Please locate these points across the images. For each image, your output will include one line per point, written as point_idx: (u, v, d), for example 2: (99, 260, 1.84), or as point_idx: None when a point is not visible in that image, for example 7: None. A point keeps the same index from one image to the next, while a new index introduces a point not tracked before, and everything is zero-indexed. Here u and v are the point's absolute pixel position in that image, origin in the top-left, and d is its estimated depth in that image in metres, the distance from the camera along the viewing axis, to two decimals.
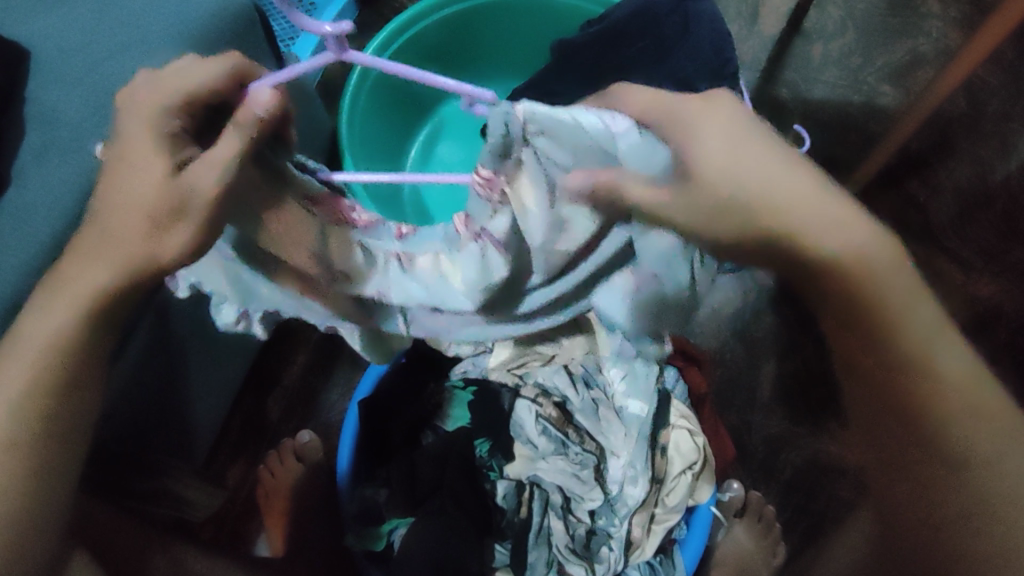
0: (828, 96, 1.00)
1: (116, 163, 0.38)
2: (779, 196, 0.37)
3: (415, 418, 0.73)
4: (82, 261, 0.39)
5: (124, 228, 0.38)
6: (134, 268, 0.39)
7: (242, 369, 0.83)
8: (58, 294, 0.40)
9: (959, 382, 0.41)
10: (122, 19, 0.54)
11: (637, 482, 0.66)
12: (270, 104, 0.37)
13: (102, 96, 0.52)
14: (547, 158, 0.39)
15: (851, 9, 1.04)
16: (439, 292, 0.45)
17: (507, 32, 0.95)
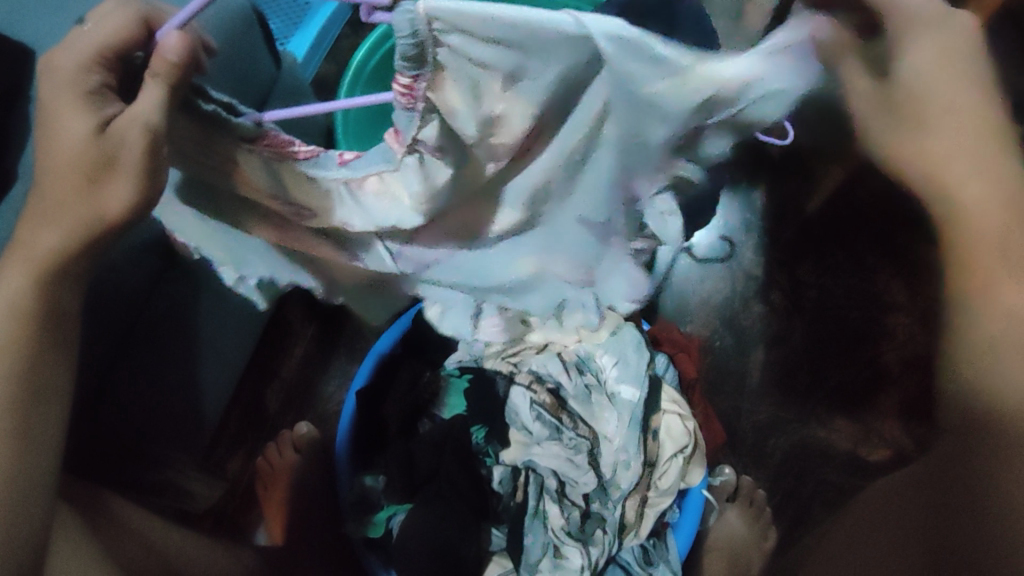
0: None
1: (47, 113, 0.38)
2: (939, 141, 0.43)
3: (411, 407, 0.74)
4: (37, 224, 0.41)
5: (72, 188, 0.39)
6: (85, 228, 0.41)
7: (240, 361, 0.84)
8: (12, 258, 0.42)
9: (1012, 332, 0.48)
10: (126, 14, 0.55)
11: (629, 466, 0.66)
12: (179, 48, 0.36)
13: None
14: (469, 57, 0.33)
15: None
16: (394, 212, 0.43)
17: None
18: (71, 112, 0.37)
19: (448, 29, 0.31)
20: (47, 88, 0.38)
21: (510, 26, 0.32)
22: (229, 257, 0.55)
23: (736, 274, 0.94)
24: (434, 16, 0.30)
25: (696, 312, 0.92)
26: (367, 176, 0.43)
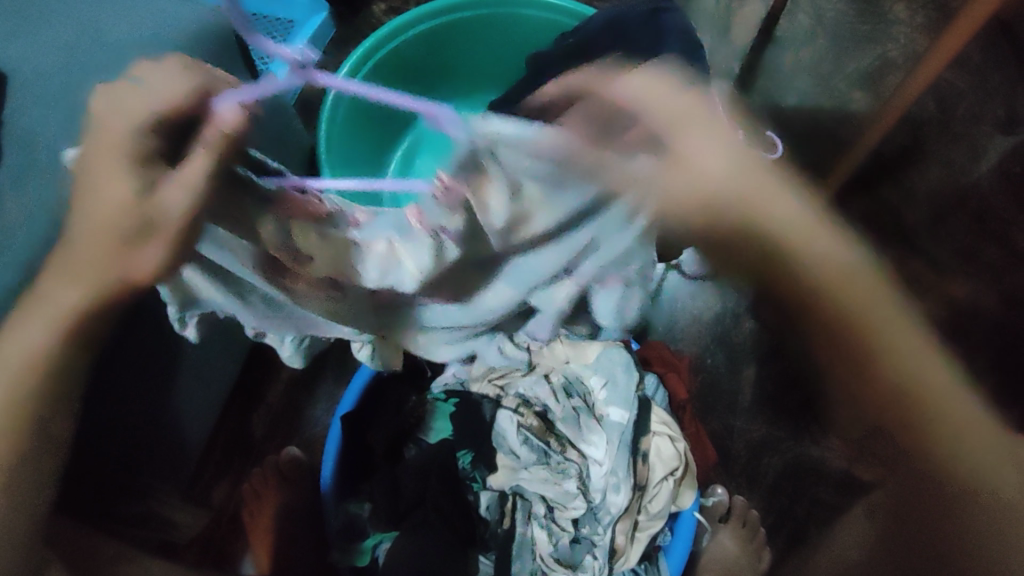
0: (801, 104, 1.03)
1: (78, 170, 0.35)
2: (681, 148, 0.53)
3: (397, 432, 0.74)
4: (57, 279, 0.39)
5: (100, 248, 0.36)
6: (105, 288, 0.38)
7: (224, 387, 0.82)
8: (31, 314, 0.40)
9: None
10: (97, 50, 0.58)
11: (619, 490, 0.64)
12: (235, 123, 0.36)
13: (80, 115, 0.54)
14: (514, 157, 0.39)
15: (820, 17, 1.08)
16: (393, 275, 0.40)
17: (481, 47, 0.99)
18: (101, 170, 0.34)
19: (503, 151, 0.39)
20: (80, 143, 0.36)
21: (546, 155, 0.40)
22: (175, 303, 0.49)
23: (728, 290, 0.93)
24: (495, 144, 0.39)
25: (687, 330, 0.92)
26: (375, 241, 0.40)
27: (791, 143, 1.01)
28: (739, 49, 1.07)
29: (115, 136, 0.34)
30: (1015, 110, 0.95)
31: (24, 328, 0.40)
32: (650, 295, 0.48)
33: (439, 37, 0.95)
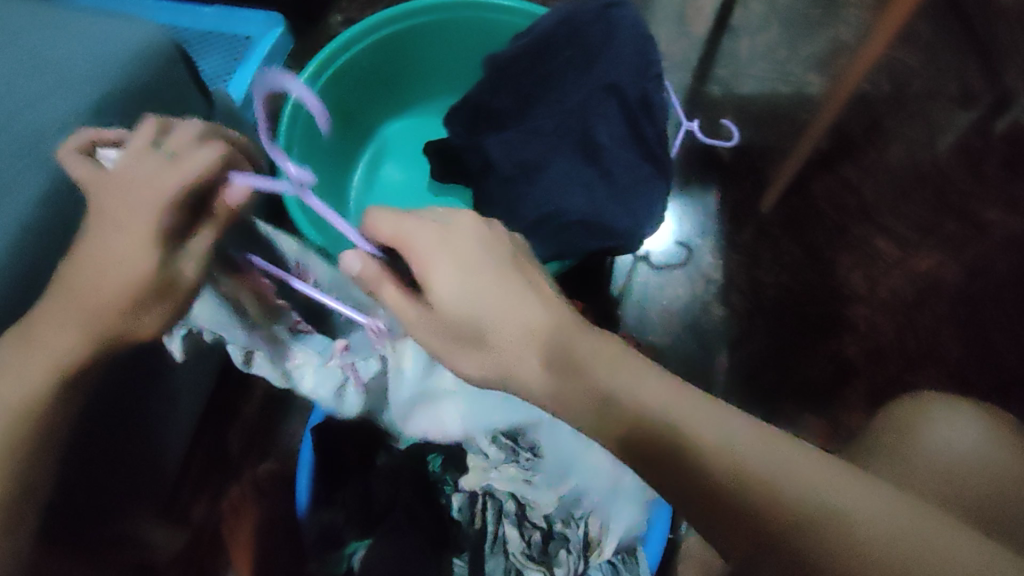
0: (758, 90, 1.04)
1: (103, 224, 0.47)
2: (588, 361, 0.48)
3: (367, 440, 0.74)
4: (58, 325, 0.47)
5: (112, 299, 0.47)
6: (108, 334, 0.48)
7: (195, 407, 0.82)
8: (30, 354, 0.47)
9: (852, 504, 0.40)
10: (47, 68, 0.58)
11: (589, 481, 0.67)
12: (241, 199, 0.51)
13: (28, 135, 0.54)
14: None
15: (773, 4, 1.08)
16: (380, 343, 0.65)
17: (438, 53, 1.00)
18: (133, 241, 0.47)
19: None
20: (112, 204, 0.47)
21: None
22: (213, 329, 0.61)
23: (695, 278, 0.93)
24: None
25: (657, 318, 0.91)
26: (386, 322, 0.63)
27: (751, 129, 1.02)
28: (695, 39, 1.08)
29: (138, 215, 0.47)
30: (967, 85, 0.99)
31: (61, 336, 0.47)
32: (724, 471, 0.42)
33: (395, 46, 0.95)
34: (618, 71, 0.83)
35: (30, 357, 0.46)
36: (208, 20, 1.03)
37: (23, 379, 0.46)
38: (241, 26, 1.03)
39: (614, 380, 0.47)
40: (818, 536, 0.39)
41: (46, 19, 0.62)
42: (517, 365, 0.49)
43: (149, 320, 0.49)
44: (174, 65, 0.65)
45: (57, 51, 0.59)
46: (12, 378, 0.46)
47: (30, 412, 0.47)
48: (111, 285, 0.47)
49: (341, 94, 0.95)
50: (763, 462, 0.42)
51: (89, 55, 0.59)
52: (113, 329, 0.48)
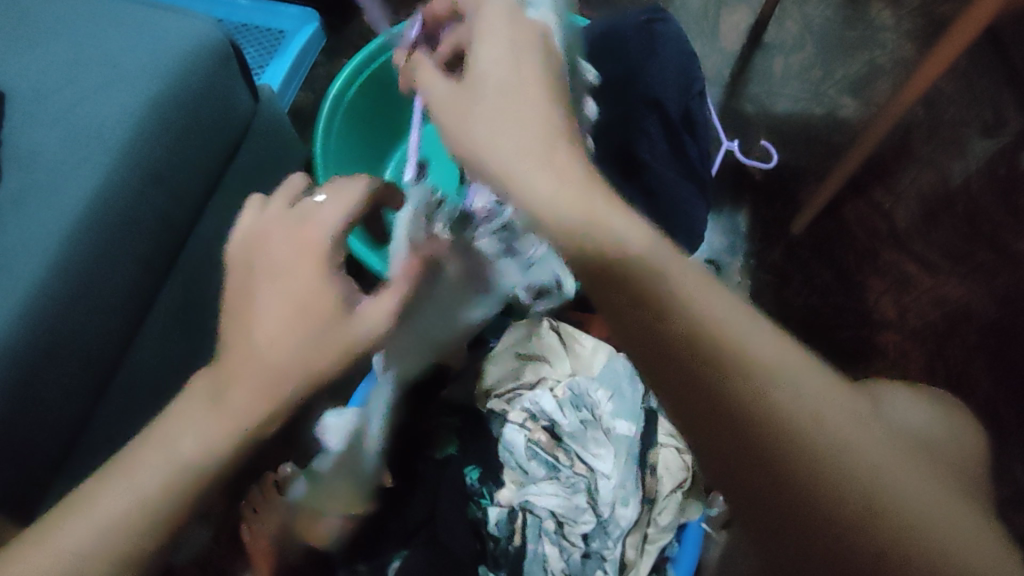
0: (792, 111, 1.04)
1: (284, 275, 0.45)
2: (575, 216, 0.44)
3: (404, 451, 0.72)
4: (239, 383, 0.44)
5: (303, 354, 0.44)
6: (284, 391, 0.44)
7: None
8: (212, 405, 0.44)
9: (837, 421, 0.39)
10: (103, 69, 0.62)
11: (628, 502, 0.65)
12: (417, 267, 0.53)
13: (78, 135, 0.60)
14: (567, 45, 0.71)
15: (808, 24, 1.09)
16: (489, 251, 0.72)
17: None
18: (309, 288, 0.45)
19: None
20: (290, 256, 0.46)
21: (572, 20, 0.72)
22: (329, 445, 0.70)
23: None
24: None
25: None
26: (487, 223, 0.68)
27: (783, 148, 1.01)
28: (729, 56, 1.08)
29: (309, 257, 0.45)
30: (1001, 113, 1.00)
31: (237, 396, 0.44)
32: (712, 327, 0.40)
33: None
34: (661, 87, 0.82)
35: (211, 417, 0.44)
36: (243, 12, 1.03)
37: (213, 434, 0.43)
38: (276, 20, 1.02)
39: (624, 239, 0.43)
40: (808, 444, 0.38)
41: (108, 8, 0.66)
42: (517, 156, 0.46)
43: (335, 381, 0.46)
44: (228, 65, 0.69)
45: (115, 45, 0.64)
46: (185, 430, 0.44)
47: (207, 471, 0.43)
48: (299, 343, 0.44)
49: (375, 95, 0.94)
50: (823, 421, 0.39)
51: (147, 48, 0.63)
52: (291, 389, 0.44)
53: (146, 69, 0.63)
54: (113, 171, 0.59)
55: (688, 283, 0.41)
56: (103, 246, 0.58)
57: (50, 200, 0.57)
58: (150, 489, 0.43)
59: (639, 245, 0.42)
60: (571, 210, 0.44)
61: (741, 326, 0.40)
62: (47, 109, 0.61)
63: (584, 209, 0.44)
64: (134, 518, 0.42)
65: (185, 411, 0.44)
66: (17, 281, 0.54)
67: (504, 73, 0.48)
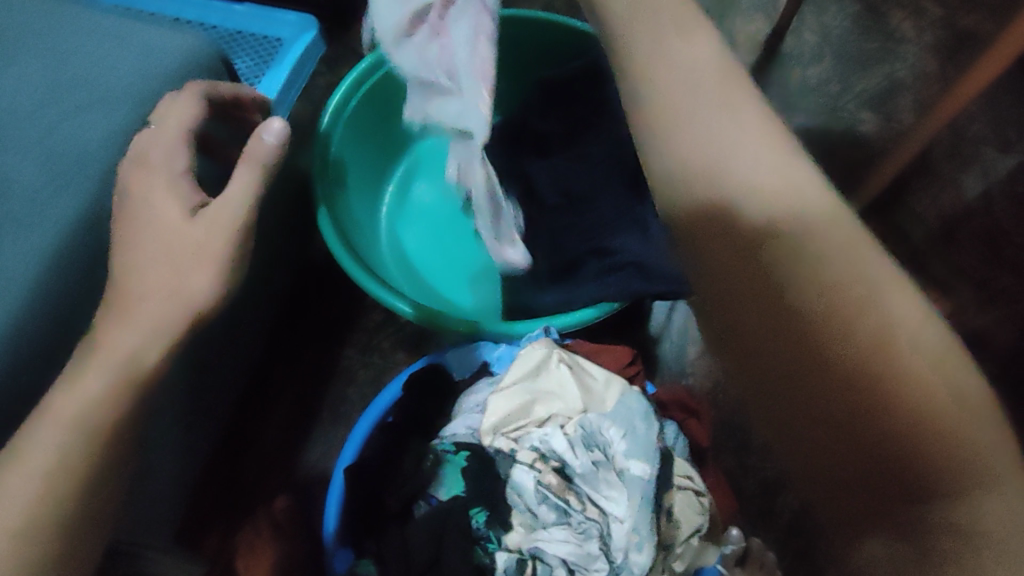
0: (808, 126, 1.01)
1: (139, 192, 0.53)
2: (705, 150, 0.44)
3: (405, 488, 0.70)
4: (117, 326, 0.49)
5: (170, 254, 0.51)
6: (166, 320, 0.50)
7: (213, 433, 0.79)
8: (88, 361, 0.49)
9: (889, 292, 0.35)
10: (87, 87, 0.60)
11: (642, 548, 0.60)
12: (278, 131, 0.58)
13: (60, 158, 0.57)
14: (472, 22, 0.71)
15: (826, 34, 1.06)
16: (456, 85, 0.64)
17: None
18: (158, 197, 0.53)
19: None
20: (139, 180, 0.54)
21: None
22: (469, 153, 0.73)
23: None
24: None
25: None
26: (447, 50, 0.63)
27: None
28: None
29: (157, 178, 0.54)
30: None
31: (114, 335, 0.49)
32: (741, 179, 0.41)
33: None
34: None
35: (88, 362, 0.49)
36: (237, 18, 0.99)
37: (96, 368, 0.48)
38: (271, 27, 0.98)
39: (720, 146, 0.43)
40: (814, 283, 0.37)
41: (93, 22, 0.64)
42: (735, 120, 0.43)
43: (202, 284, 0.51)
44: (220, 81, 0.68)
45: (100, 64, 0.61)
46: (67, 395, 0.48)
47: (91, 414, 0.48)
48: (168, 259, 0.51)
49: (376, 113, 0.91)
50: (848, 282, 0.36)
51: (139, 65, 0.61)
52: (167, 309, 0.50)
53: (139, 85, 0.60)
54: (100, 197, 0.56)
55: (712, 143, 0.43)
56: (90, 272, 0.55)
57: (34, 223, 0.54)
58: (42, 461, 0.47)
59: (745, 171, 0.41)
60: (746, 166, 0.42)
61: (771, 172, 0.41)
62: (25, 132, 0.57)
63: (735, 150, 0.42)
64: (33, 490, 0.46)
65: (72, 378, 0.48)
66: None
67: (674, 54, 0.47)
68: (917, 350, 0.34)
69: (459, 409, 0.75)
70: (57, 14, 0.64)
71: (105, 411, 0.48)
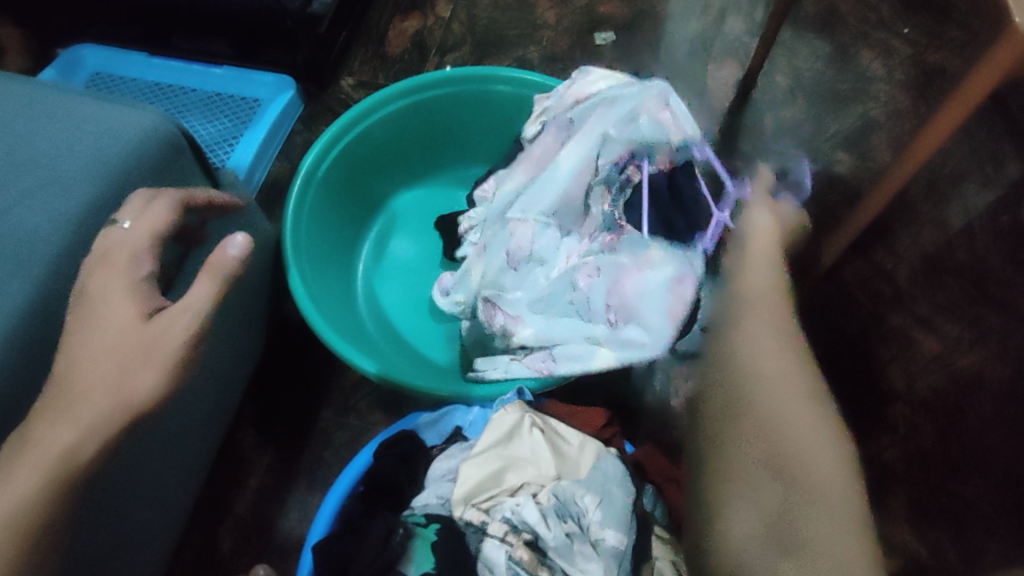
0: (784, 170, 1.01)
1: (94, 284, 0.48)
2: (745, 263, 0.67)
3: (377, 567, 0.66)
4: (52, 422, 0.44)
5: (119, 350, 0.45)
6: (104, 422, 0.44)
7: (185, 506, 0.75)
8: (18, 460, 0.43)
9: (800, 381, 0.54)
10: (44, 164, 0.55)
11: None
12: (243, 245, 0.52)
13: (10, 244, 0.52)
14: (640, 118, 0.81)
15: (799, 81, 1.08)
16: (553, 188, 0.83)
17: (456, 130, 0.97)
18: (113, 290, 0.47)
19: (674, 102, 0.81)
20: (98, 272, 0.48)
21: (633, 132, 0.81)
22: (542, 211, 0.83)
23: None
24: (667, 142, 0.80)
25: None
26: (573, 199, 0.83)
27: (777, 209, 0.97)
28: None
29: (118, 276, 0.48)
30: None
31: (48, 431, 0.43)
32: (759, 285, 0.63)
33: (406, 118, 0.92)
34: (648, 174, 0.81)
35: (18, 460, 0.43)
36: (217, 81, 0.94)
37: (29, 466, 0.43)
38: (250, 88, 0.94)
39: (750, 272, 0.65)
40: (770, 350, 0.55)
41: (46, 99, 0.59)
42: (759, 270, 0.65)
43: (145, 385, 0.46)
44: (180, 157, 0.62)
45: (57, 139, 0.56)
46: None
47: (18, 517, 0.42)
48: (115, 355, 0.45)
49: (350, 172, 0.91)
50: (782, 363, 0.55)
51: (89, 146, 0.56)
52: (106, 410, 0.45)
53: (98, 160, 0.56)
54: (49, 285, 0.52)
55: (754, 269, 0.65)
56: (17, 376, 0.50)
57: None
58: None
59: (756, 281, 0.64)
60: (763, 273, 0.64)
61: (779, 304, 0.60)
62: None
63: (764, 270, 0.64)
64: None
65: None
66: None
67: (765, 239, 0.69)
68: (816, 443, 0.50)
69: (427, 477, 0.73)
70: (11, 92, 0.60)
71: (35, 513, 0.43)
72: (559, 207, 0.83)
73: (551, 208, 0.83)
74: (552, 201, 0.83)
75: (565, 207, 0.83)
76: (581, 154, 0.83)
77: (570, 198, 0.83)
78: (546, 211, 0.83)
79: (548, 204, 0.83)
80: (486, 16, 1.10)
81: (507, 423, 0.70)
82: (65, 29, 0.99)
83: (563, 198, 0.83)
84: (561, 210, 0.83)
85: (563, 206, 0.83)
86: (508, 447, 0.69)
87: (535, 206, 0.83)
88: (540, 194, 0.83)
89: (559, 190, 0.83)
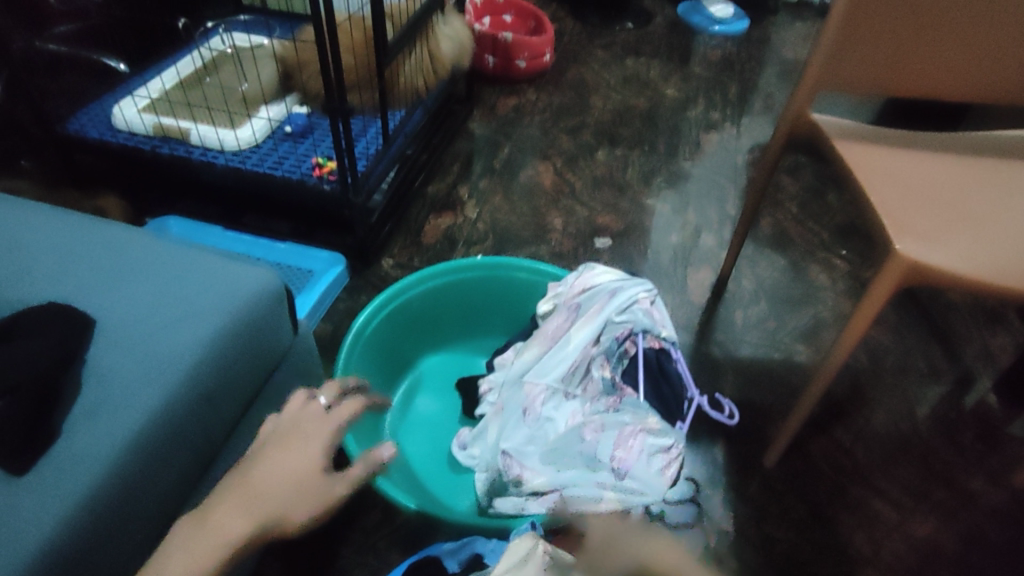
0: (754, 355, 1.17)
1: (298, 424, 0.60)
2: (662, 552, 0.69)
3: None
4: (233, 510, 0.53)
5: (297, 476, 0.55)
6: (267, 524, 0.53)
7: None
8: (200, 529, 0.53)
9: None
10: (184, 301, 0.69)
11: None
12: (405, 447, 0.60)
13: (157, 359, 0.64)
14: (636, 308, 1.00)
15: (760, 283, 1.27)
16: (564, 358, 0.98)
17: (478, 307, 1.14)
18: (309, 434, 0.59)
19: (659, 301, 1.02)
20: (307, 416, 0.61)
21: (633, 317, 0.99)
22: (552, 376, 0.97)
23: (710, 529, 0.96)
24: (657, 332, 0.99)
25: None
26: (580, 369, 0.97)
27: (748, 388, 1.13)
28: (695, 307, 1.23)
29: (319, 425, 0.60)
30: (931, 363, 1.17)
31: (225, 514, 0.53)
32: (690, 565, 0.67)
33: (441, 293, 1.09)
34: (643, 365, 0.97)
35: (204, 529, 0.53)
36: (278, 253, 1.10)
37: (183, 559, 0.52)
38: (305, 261, 1.10)
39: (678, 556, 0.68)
40: None
41: (186, 254, 0.74)
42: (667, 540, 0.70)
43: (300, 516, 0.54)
44: (279, 306, 0.76)
45: (193, 283, 0.71)
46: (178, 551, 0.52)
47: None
48: (283, 484, 0.55)
49: (390, 334, 1.06)
50: None
51: (218, 289, 0.70)
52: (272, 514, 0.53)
53: (227, 302, 0.70)
54: (182, 394, 0.63)
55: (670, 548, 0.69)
56: (146, 466, 0.60)
57: (108, 421, 0.59)
58: None
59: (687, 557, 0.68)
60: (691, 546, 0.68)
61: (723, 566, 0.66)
62: (129, 336, 0.65)
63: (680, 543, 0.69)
64: None
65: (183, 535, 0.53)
66: (58, 496, 0.55)
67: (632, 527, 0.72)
68: None
69: None
70: (157, 246, 0.75)
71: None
72: (567, 372, 0.97)
73: (558, 373, 0.97)
74: (561, 366, 0.98)
75: (572, 372, 0.97)
76: (590, 332, 0.99)
77: (577, 368, 0.97)
78: (557, 373, 0.97)
79: (557, 368, 0.98)
80: (505, 219, 1.32)
81: (523, 540, 0.79)
82: (156, 201, 1.18)
83: (570, 368, 0.97)
84: (568, 376, 0.97)
85: (570, 371, 0.97)
86: (528, 564, 0.76)
87: (546, 372, 0.98)
88: (552, 364, 0.98)
89: (568, 360, 0.98)
